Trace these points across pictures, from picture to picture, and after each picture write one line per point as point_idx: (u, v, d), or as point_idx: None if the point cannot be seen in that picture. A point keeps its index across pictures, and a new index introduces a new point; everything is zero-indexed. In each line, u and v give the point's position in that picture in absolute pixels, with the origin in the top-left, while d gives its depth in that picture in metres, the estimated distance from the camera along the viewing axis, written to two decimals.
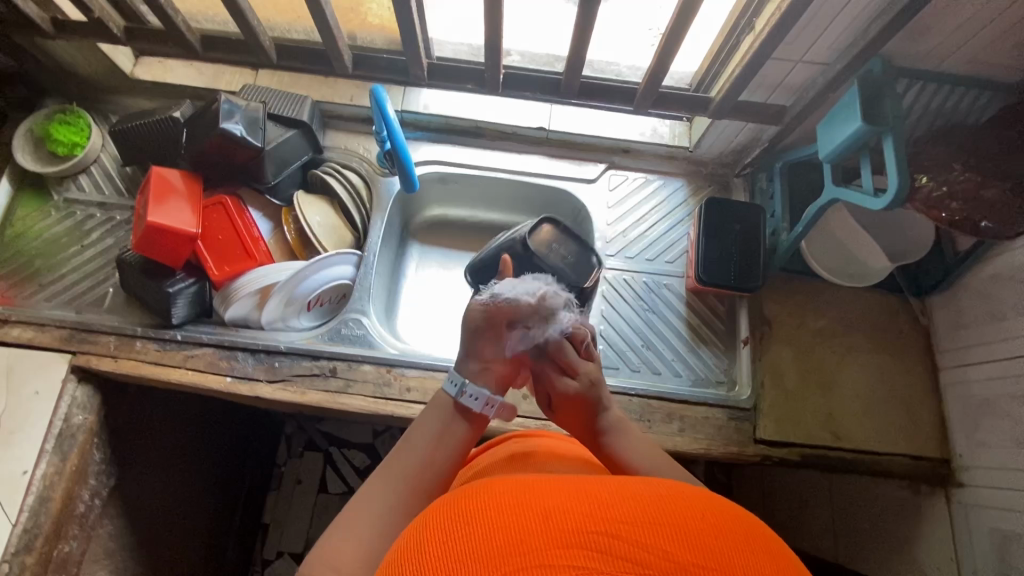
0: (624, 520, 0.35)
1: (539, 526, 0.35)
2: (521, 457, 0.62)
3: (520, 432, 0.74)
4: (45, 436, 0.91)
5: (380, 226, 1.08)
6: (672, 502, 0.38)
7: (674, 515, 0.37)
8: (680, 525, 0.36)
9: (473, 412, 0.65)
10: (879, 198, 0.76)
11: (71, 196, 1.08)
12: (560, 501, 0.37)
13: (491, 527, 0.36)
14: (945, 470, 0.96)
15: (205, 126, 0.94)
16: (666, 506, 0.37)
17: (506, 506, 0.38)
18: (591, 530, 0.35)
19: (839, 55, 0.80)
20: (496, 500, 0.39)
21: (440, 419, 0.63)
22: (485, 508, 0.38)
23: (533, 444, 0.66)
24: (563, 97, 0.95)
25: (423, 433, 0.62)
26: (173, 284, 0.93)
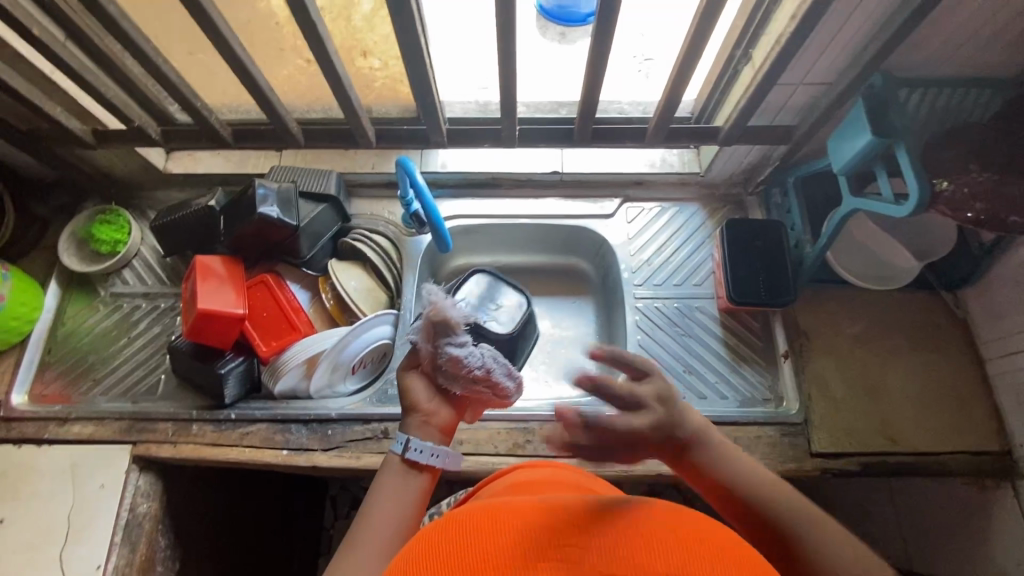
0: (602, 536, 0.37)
1: (503, 548, 0.37)
2: (525, 484, 0.62)
3: (529, 463, 0.75)
4: (113, 528, 0.93)
5: (413, 284, 1.12)
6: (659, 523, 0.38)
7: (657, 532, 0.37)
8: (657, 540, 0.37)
9: (422, 464, 0.67)
10: (901, 205, 0.78)
11: (117, 290, 1.13)
12: (523, 518, 0.39)
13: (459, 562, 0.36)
14: (1008, 462, 0.95)
15: (242, 212, 0.99)
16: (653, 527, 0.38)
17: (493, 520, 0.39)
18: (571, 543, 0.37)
19: (840, 73, 0.83)
20: (457, 524, 0.40)
21: (396, 480, 0.66)
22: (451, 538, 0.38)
23: (540, 472, 0.66)
24: (577, 142, 0.98)
25: (382, 496, 0.64)
26: (224, 365, 0.97)
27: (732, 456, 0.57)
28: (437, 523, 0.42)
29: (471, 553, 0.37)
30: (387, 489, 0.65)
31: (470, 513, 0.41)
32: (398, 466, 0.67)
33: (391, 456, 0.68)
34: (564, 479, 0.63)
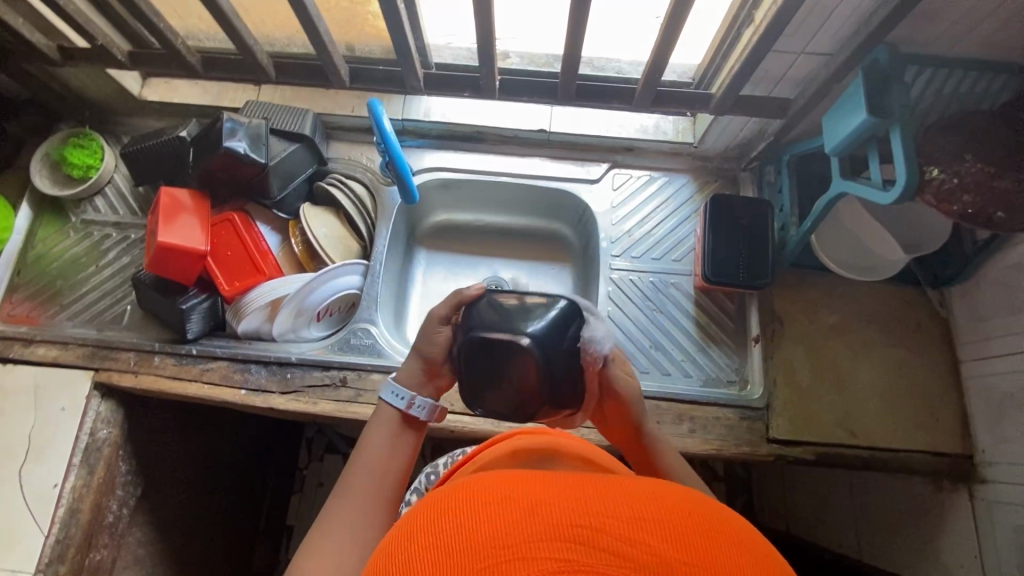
0: (610, 515, 0.36)
1: (527, 521, 0.36)
2: (524, 455, 0.63)
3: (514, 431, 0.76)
4: (72, 450, 0.95)
5: (386, 235, 1.09)
6: (664, 503, 0.38)
7: (666, 515, 0.37)
8: (668, 524, 0.36)
9: (418, 420, 0.68)
10: (887, 191, 0.74)
11: (89, 217, 1.12)
12: (543, 492, 0.38)
13: (480, 531, 0.36)
14: (968, 466, 0.94)
15: (209, 146, 0.96)
16: (660, 508, 0.37)
17: (496, 496, 0.38)
18: (579, 524, 0.35)
19: (842, 44, 0.77)
20: (473, 494, 0.39)
21: (389, 434, 0.67)
22: (472, 508, 0.37)
23: (539, 441, 0.68)
24: (561, 100, 0.93)
25: (374, 449, 0.65)
26: (186, 301, 0.96)
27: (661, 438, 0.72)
28: (453, 490, 0.41)
29: (491, 525, 0.36)
30: (379, 438, 0.66)
31: (486, 483, 0.40)
32: (392, 418, 0.68)
33: (382, 406, 0.69)
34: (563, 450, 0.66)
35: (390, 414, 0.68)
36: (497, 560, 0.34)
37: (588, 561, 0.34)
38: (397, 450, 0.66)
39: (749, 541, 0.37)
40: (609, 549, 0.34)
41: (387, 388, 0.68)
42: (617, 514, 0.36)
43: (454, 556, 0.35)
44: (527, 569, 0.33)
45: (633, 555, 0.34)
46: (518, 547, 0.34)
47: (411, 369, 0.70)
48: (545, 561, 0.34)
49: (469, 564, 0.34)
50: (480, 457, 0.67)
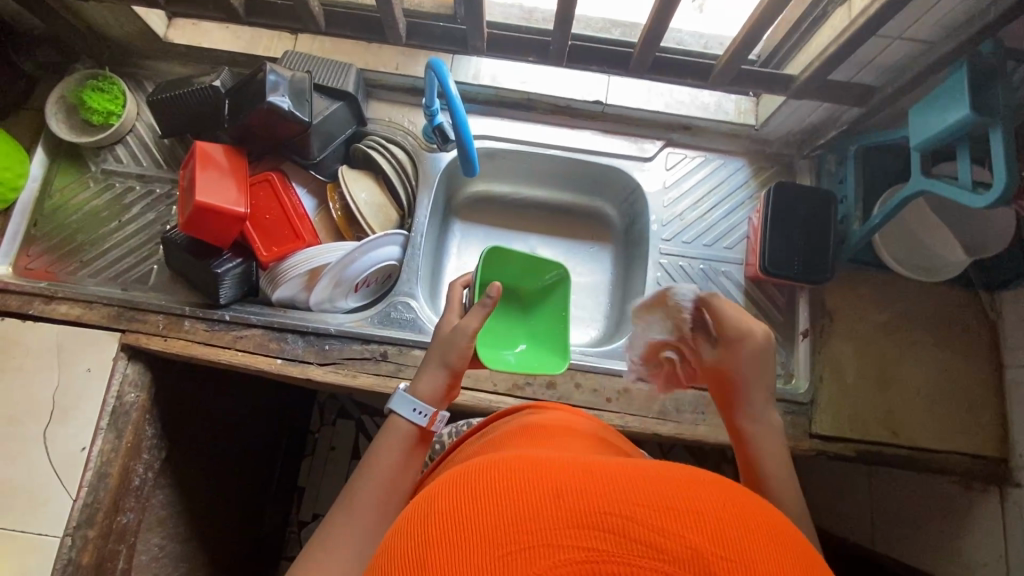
0: (643, 501, 0.31)
1: (547, 506, 0.31)
2: (541, 429, 0.62)
3: (533, 404, 0.75)
4: (100, 413, 0.91)
5: (427, 204, 1.04)
6: (703, 488, 0.34)
7: (703, 500, 0.32)
8: (708, 513, 0.32)
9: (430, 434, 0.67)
10: (980, 194, 0.71)
11: (109, 167, 1.05)
12: (566, 475, 0.34)
13: (495, 518, 0.31)
14: (1002, 469, 0.94)
15: (249, 98, 0.90)
16: (699, 492, 0.33)
17: (515, 477, 0.34)
18: (607, 509, 0.31)
19: (947, 33, 0.72)
20: (492, 475, 0.35)
21: (401, 450, 0.65)
22: (488, 492, 0.33)
23: (551, 418, 0.66)
24: (633, 72, 0.88)
25: (385, 462, 0.63)
26: (220, 264, 0.91)
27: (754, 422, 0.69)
28: (468, 472, 0.37)
29: (508, 510, 0.32)
30: (387, 456, 0.64)
31: (504, 465, 0.36)
32: (404, 433, 0.65)
33: (395, 418, 0.66)
34: (578, 428, 0.65)
35: (404, 429, 0.65)
36: (515, 547, 0.30)
37: (617, 553, 0.29)
38: (402, 473, 0.63)
39: (795, 542, 0.33)
40: (642, 539, 0.30)
41: (402, 399, 0.66)
42: (646, 497, 0.32)
43: (469, 545, 0.31)
44: (548, 559, 0.29)
45: (669, 547, 0.29)
46: (538, 535, 0.30)
47: (429, 380, 0.68)
48: (568, 551, 0.29)
49: (484, 553, 0.30)
50: (489, 429, 0.66)
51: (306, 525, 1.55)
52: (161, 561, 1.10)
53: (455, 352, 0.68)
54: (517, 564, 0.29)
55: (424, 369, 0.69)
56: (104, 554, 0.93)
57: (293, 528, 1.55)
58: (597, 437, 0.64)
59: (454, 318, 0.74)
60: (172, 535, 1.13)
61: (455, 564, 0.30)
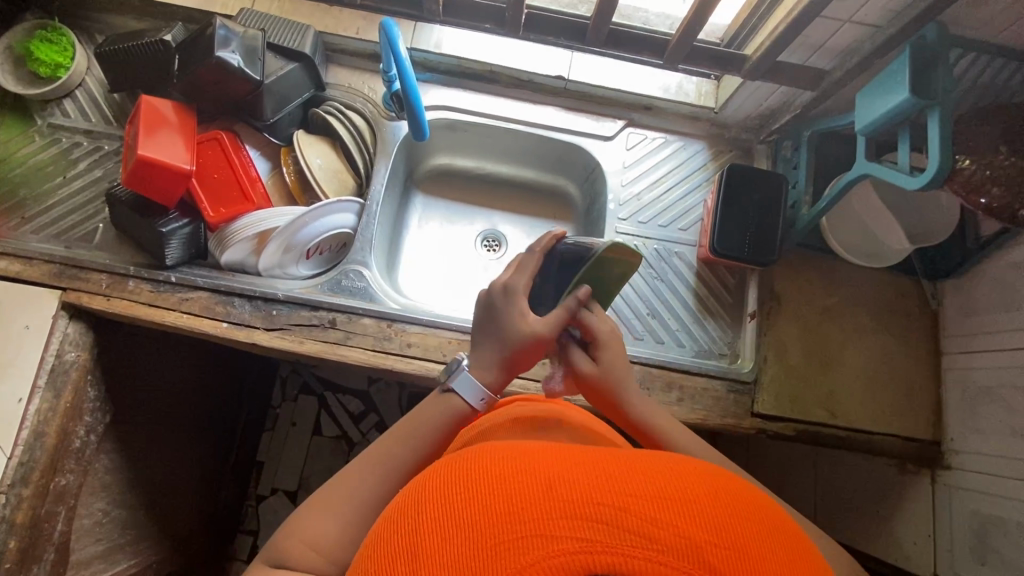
0: (630, 494, 0.36)
1: (542, 499, 0.37)
2: (528, 421, 0.63)
3: (516, 396, 0.74)
4: (37, 371, 0.90)
5: (384, 173, 1.03)
6: (688, 479, 0.39)
7: (686, 491, 0.37)
8: (689, 501, 0.37)
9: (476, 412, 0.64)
10: (916, 177, 0.72)
11: (56, 122, 1.02)
12: (561, 472, 0.39)
13: (494, 512, 0.37)
14: (935, 452, 0.97)
15: (198, 54, 0.88)
16: (683, 484, 0.38)
17: (511, 474, 0.39)
18: (597, 503, 0.36)
19: (892, 17, 0.73)
20: (492, 471, 0.40)
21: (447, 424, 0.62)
22: (488, 488, 0.39)
23: (539, 408, 0.68)
24: (588, 45, 0.87)
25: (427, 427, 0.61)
26: (167, 224, 0.89)
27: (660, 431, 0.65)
28: (469, 467, 0.42)
29: (506, 506, 0.37)
30: (427, 426, 0.61)
31: (504, 462, 0.41)
32: (456, 411, 0.63)
33: (453, 396, 0.63)
34: (564, 417, 0.66)
35: (456, 407, 0.63)
36: (513, 537, 0.35)
37: (607, 541, 0.34)
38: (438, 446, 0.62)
39: (773, 527, 0.37)
40: (632, 528, 0.34)
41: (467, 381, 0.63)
42: (633, 488, 0.37)
43: (470, 534, 0.36)
44: (544, 548, 0.34)
45: (656, 536, 0.34)
46: (535, 525, 0.35)
47: (484, 366, 0.64)
48: (563, 541, 0.34)
49: (486, 545, 0.35)
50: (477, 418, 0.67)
51: (263, 499, 1.54)
52: (106, 527, 1.09)
53: (523, 358, 0.64)
54: (516, 551, 0.35)
55: (486, 358, 0.64)
56: (40, 515, 0.92)
57: (251, 501, 1.54)
58: (584, 428, 0.66)
59: (522, 302, 0.65)
60: (118, 501, 1.11)
61: (457, 552, 0.36)
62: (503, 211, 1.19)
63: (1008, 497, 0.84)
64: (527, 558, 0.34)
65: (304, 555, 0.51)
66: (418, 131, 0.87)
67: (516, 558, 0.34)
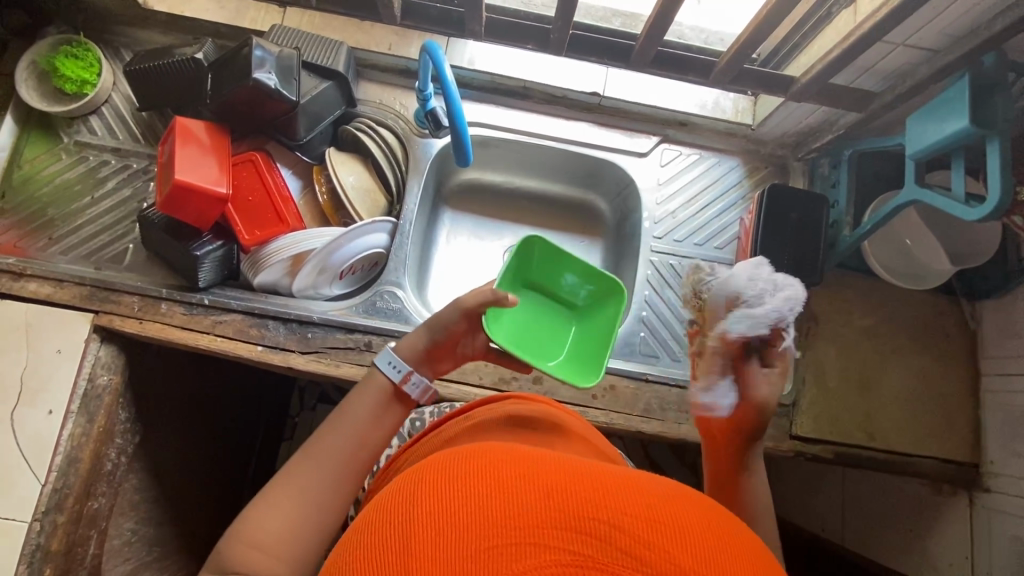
0: (631, 513, 0.35)
1: (538, 507, 0.35)
2: (522, 424, 0.64)
3: (513, 393, 0.75)
4: (70, 396, 0.88)
5: (417, 191, 1.02)
6: (690, 508, 0.37)
7: (687, 518, 0.36)
8: (689, 529, 0.35)
9: (409, 398, 0.67)
10: (975, 206, 0.70)
11: (83, 139, 1.01)
12: (562, 481, 0.37)
13: (487, 513, 0.35)
14: (974, 474, 0.96)
15: (233, 74, 0.86)
16: (684, 512, 0.36)
17: (508, 478, 0.37)
18: (595, 517, 0.34)
19: (950, 43, 0.71)
20: (488, 473, 0.38)
21: (376, 405, 0.65)
22: (483, 488, 0.37)
23: (535, 411, 0.68)
24: (633, 66, 0.85)
25: (359, 410, 0.63)
26: (201, 247, 0.88)
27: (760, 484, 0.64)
28: (464, 463, 0.40)
29: (500, 507, 0.35)
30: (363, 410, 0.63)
31: (501, 465, 0.39)
32: (382, 388, 0.66)
33: (377, 372, 0.67)
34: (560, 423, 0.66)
35: (381, 384, 0.66)
36: (502, 541, 0.33)
37: (599, 557, 0.32)
38: (378, 427, 0.63)
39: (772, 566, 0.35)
40: (630, 548, 0.32)
41: (384, 355, 0.67)
42: (632, 506, 0.35)
43: (457, 531, 0.34)
44: (533, 557, 0.32)
45: (653, 558, 0.32)
46: (526, 531, 0.33)
47: (414, 342, 0.70)
48: (555, 552, 0.32)
49: (472, 544, 0.33)
50: (475, 415, 0.67)
51: None
52: (135, 547, 1.08)
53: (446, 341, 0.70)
54: (503, 557, 0.32)
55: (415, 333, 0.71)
56: (74, 540, 0.91)
57: None
58: (580, 437, 0.65)
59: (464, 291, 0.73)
60: (146, 520, 1.10)
61: (441, 546, 0.33)
62: (531, 225, 1.17)
63: None
64: (514, 565, 0.32)
65: (253, 558, 0.50)
66: (461, 159, 0.86)
67: (504, 565, 0.32)
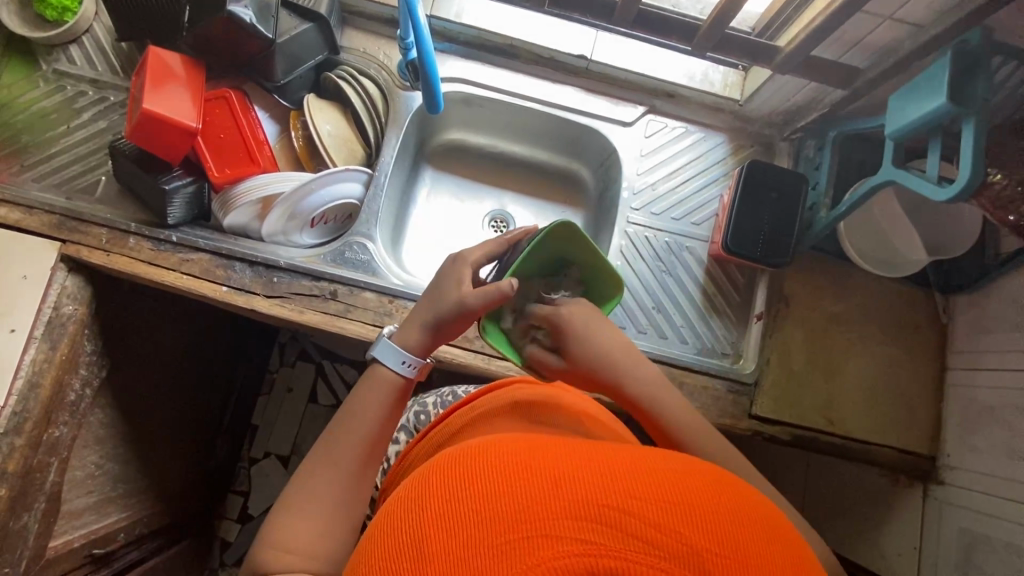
0: (636, 496, 0.36)
1: (546, 499, 0.36)
2: (528, 407, 0.65)
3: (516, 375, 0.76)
4: (34, 322, 0.89)
5: (395, 143, 1.00)
6: (693, 484, 0.39)
7: (691, 496, 0.37)
8: (693, 506, 0.37)
9: (406, 377, 0.66)
10: (945, 187, 0.69)
11: (61, 68, 0.99)
12: (568, 469, 0.38)
13: (500, 509, 0.36)
14: (930, 466, 0.96)
15: (208, 7, 0.85)
16: (687, 489, 0.38)
17: (516, 470, 0.39)
18: (603, 505, 0.36)
19: (937, 17, 0.70)
20: (497, 467, 0.39)
21: (382, 400, 0.64)
22: (492, 484, 0.38)
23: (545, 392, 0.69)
24: (616, 26, 0.84)
25: (365, 411, 0.63)
26: (170, 181, 0.87)
27: (658, 382, 0.66)
28: (470, 460, 0.41)
29: (512, 503, 0.36)
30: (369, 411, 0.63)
31: (508, 456, 0.41)
32: (388, 384, 0.65)
33: (378, 365, 0.65)
34: (562, 403, 0.67)
35: (388, 380, 0.65)
36: (517, 536, 0.35)
37: (610, 544, 0.34)
38: (387, 421, 0.64)
39: (777, 534, 0.38)
40: (638, 534, 0.34)
41: (386, 348, 0.65)
42: (639, 489, 0.37)
43: (470, 530, 0.36)
44: (546, 550, 0.34)
45: (664, 543, 0.34)
46: (539, 524, 0.35)
47: (411, 331, 0.67)
48: (569, 543, 0.34)
49: (491, 542, 0.35)
50: (478, 399, 0.69)
51: (256, 462, 1.56)
52: (98, 480, 1.09)
53: (450, 325, 0.67)
54: (521, 551, 0.34)
55: (414, 323, 0.68)
56: (33, 464, 0.92)
57: (244, 463, 1.56)
58: (582, 414, 0.67)
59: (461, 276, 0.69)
60: (111, 456, 1.11)
61: (463, 549, 0.35)
62: (512, 191, 1.16)
63: (999, 517, 0.83)
64: (532, 559, 0.34)
65: (283, 558, 0.53)
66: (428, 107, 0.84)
67: (520, 559, 0.34)
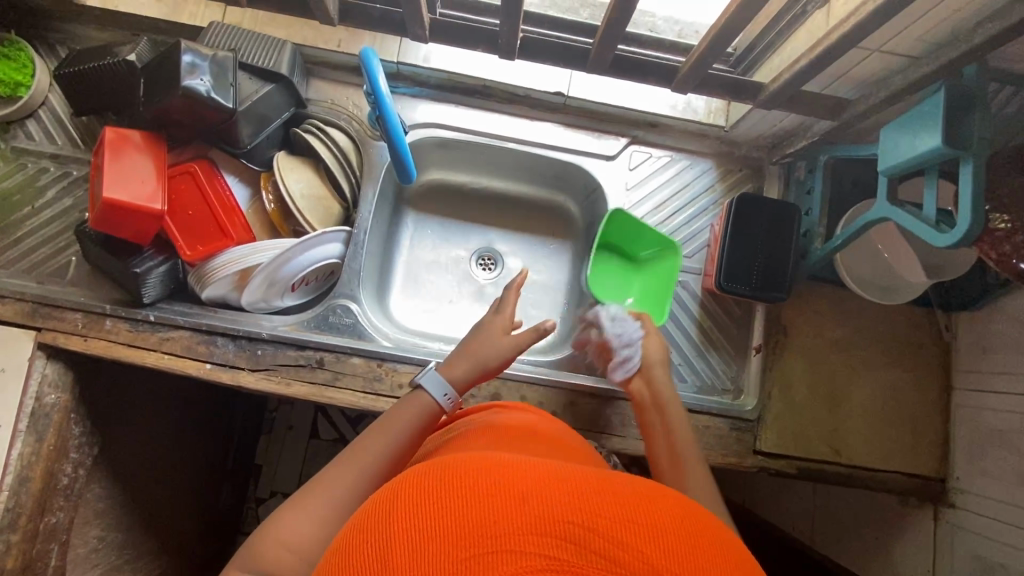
0: (603, 514, 0.33)
1: (511, 511, 0.32)
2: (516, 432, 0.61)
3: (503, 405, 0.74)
4: (17, 416, 0.87)
5: (372, 197, 0.97)
6: (658, 502, 0.36)
7: (655, 515, 0.35)
8: (657, 525, 0.34)
9: (445, 409, 0.69)
10: (945, 232, 0.66)
11: (21, 145, 0.96)
12: (532, 480, 0.35)
13: (462, 520, 0.32)
14: (940, 488, 0.95)
15: (164, 81, 0.81)
16: (653, 507, 0.35)
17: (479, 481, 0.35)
18: (570, 519, 0.32)
19: (930, 50, 0.65)
20: (458, 479, 0.35)
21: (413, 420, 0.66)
22: (453, 496, 0.34)
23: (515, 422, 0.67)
24: (592, 71, 0.80)
25: (400, 425, 0.64)
26: (140, 264, 0.85)
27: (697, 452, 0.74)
28: (428, 477, 0.37)
29: (475, 514, 0.32)
30: (404, 427, 0.64)
31: (470, 469, 0.37)
32: (426, 407, 0.68)
33: (421, 391, 0.69)
34: (540, 429, 0.64)
35: (426, 402, 0.68)
36: (479, 550, 0.31)
37: (573, 560, 0.30)
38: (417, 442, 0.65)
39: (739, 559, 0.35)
40: (600, 550, 0.31)
41: (431, 378, 0.70)
42: (603, 504, 0.34)
43: (428, 546, 0.31)
44: (511, 564, 0.30)
45: (627, 561, 0.31)
46: (502, 538, 0.31)
47: (453, 369, 0.73)
48: (533, 557, 0.30)
49: (451, 555, 0.30)
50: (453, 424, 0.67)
51: (263, 503, 1.56)
52: (102, 552, 1.07)
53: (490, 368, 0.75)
54: (480, 567, 0.30)
55: (459, 359, 0.74)
56: (32, 556, 0.90)
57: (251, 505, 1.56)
58: (560, 440, 0.63)
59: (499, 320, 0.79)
60: (116, 526, 1.10)
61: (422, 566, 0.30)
62: (497, 228, 1.13)
63: (1012, 544, 0.82)
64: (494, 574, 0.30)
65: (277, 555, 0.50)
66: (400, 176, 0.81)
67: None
